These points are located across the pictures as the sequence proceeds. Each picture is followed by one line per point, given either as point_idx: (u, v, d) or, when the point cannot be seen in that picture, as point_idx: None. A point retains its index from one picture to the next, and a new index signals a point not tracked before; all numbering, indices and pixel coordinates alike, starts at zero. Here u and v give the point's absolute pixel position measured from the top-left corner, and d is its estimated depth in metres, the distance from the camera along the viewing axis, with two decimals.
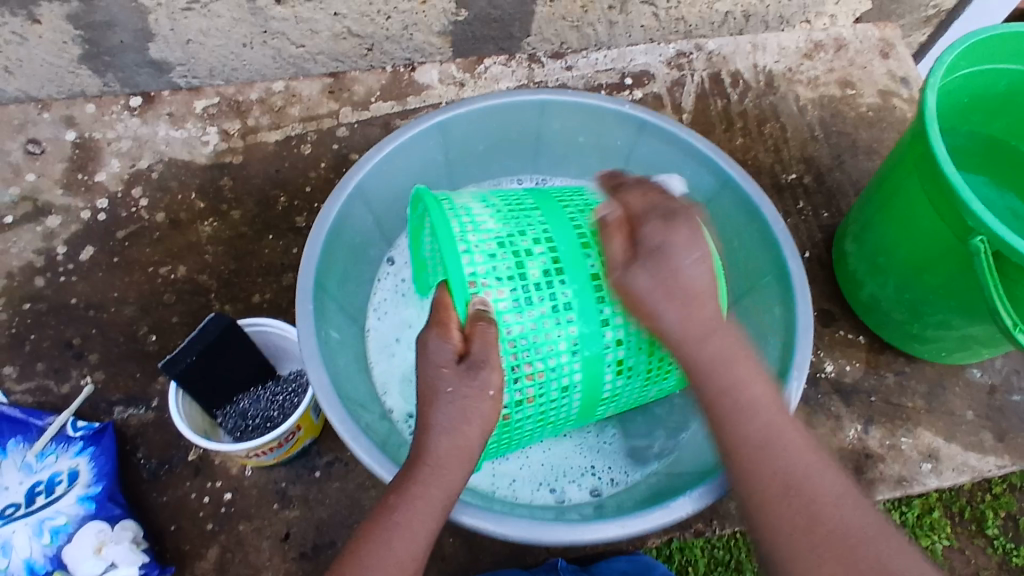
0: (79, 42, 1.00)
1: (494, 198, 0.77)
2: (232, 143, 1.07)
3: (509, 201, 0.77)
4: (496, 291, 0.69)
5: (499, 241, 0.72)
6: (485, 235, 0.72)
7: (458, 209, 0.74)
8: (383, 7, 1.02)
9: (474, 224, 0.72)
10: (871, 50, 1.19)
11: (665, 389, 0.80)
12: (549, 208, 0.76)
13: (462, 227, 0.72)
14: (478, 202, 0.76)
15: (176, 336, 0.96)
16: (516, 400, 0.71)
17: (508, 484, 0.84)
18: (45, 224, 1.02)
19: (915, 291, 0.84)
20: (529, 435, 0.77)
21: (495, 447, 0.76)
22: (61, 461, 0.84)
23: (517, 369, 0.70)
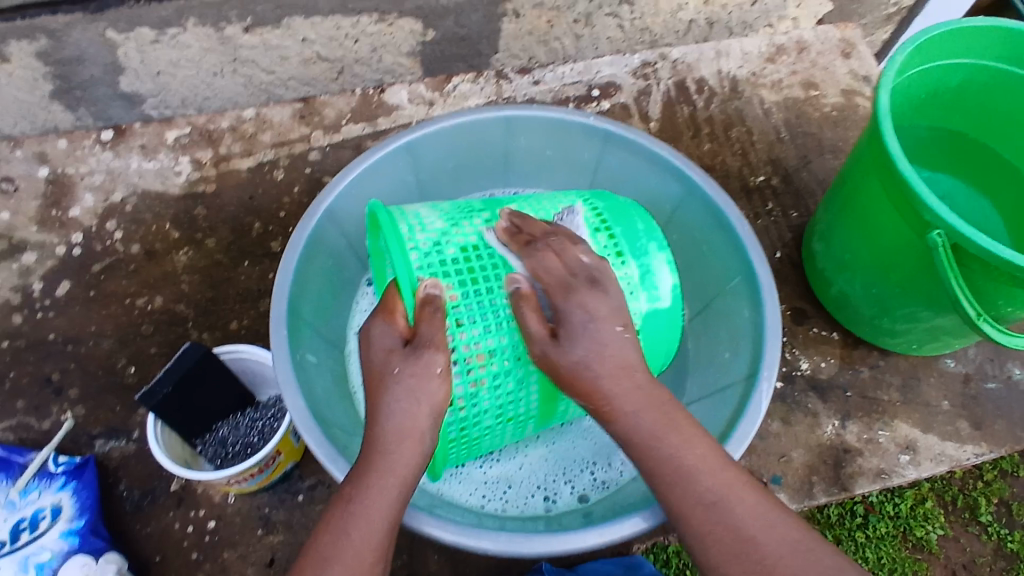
0: (50, 78, 1.00)
1: (444, 205, 0.78)
2: (205, 171, 1.08)
3: (458, 206, 0.77)
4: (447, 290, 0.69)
5: (445, 239, 0.72)
6: (431, 234, 0.72)
7: (407, 213, 0.74)
8: (350, 31, 1.03)
9: (423, 225, 0.73)
10: (832, 51, 1.21)
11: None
12: (498, 212, 0.76)
13: (410, 228, 0.72)
14: (426, 207, 0.76)
15: (155, 366, 0.96)
16: (470, 394, 0.70)
17: (501, 493, 0.84)
18: (20, 261, 1.02)
19: (883, 287, 0.85)
20: (489, 436, 0.75)
21: (456, 454, 0.75)
22: (44, 496, 0.84)
23: (469, 370, 0.69)
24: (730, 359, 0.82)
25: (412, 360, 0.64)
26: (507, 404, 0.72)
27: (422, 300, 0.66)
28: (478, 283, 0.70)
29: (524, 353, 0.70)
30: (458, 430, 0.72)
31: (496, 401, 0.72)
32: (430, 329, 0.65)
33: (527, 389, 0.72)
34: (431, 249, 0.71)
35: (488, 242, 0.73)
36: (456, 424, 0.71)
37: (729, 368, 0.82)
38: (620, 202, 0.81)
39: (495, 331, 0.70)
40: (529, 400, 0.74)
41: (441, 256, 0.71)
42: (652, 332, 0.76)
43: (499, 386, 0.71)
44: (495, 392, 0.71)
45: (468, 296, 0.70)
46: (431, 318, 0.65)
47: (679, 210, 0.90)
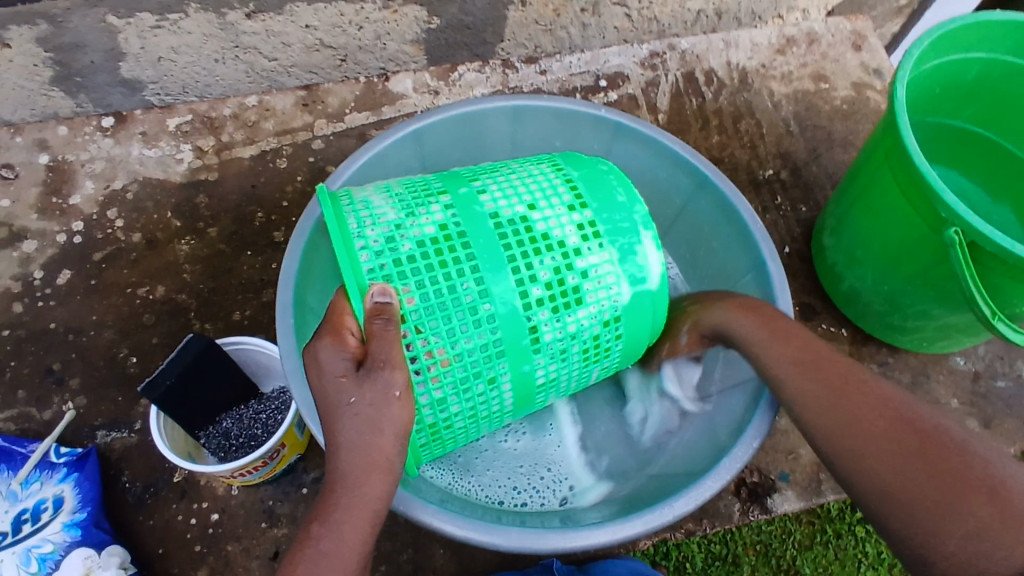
0: (50, 64, 0.99)
1: (398, 187, 0.73)
2: (207, 159, 1.06)
3: (412, 188, 0.73)
4: (403, 291, 0.66)
5: (400, 231, 0.68)
6: (383, 227, 0.68)
7: (357, 203, 0.70)
8: (354, 17, 1.02)
9: (374, 218, 0.69)
10: (842, 43, 1.20)
11: (610, 368, 0.79)
12: (457, 192, 0.72)
13: (360, 223, 0.68)
14: (379, 193, 0.72)
15: (157, 357, 0.95)
16: (436, 399, 0.68)
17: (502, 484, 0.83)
18: (20, 249, 1.01)
19: (895, 284, 0.84)
20: (467, 432, 0.74)
21: (431, 453, 0.73)
22: (46, 488, 0.83)
23: (433, 373, 0.67)
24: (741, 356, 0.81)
25: (369, 386, 0.59)
26: (479, 404, 0.71)
27: (374, 312, 0.59)
28: (437, 278, 0.67)
29: (493, 349, 0.68)
30: (428, 435, 0.70)
31: (467, 404, 0.70)
32: (383, 345, 0.59)
33: (499, 386, 0.71)
34: (381, 244, 0.67)
35: (448, 231, 0.69)
36: (424, 432, 0.69)
37: (738, 363, 0.80)
38: (600, 175, 0.76)
39: (459, 333, 0.67)
40: (501, 396, 0.72)
41: (392, 250, 0.67)
42: (634, 320, 0.75)
43: (467, 386, 0.69)
44: (464, 394, 0.69)
45: (426, 293, 0.67)
46: (381, 334, 0.59)
47: (689, 204, 0.89)
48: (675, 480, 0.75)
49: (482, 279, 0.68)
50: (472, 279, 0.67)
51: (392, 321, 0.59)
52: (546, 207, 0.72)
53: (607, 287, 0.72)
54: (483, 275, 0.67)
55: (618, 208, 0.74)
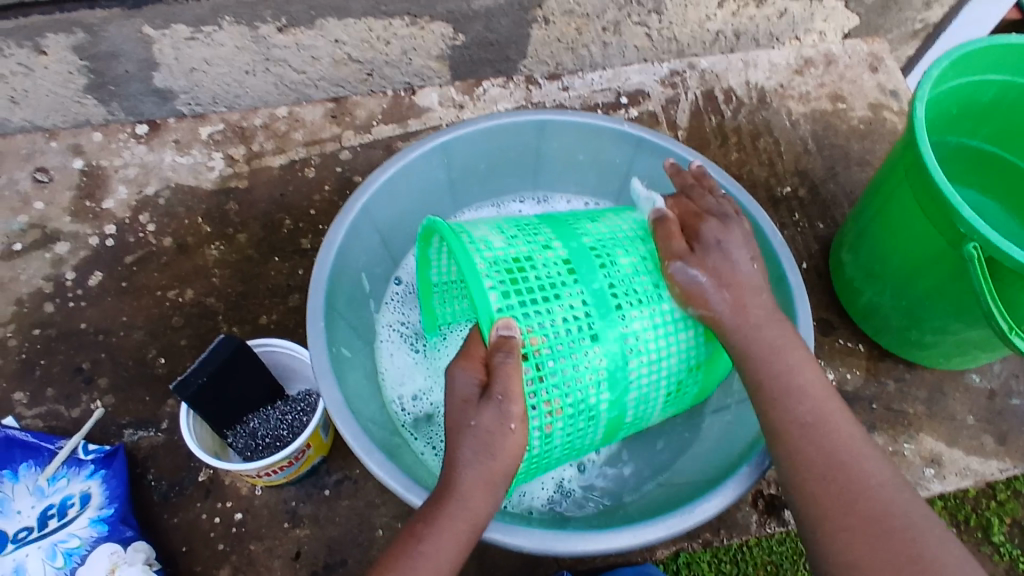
0: (85, 72, 1.02)
1: (511, 228, 0.77)
2: (237, 168, 1.09)
3: (523, 230, 0.77)
4: (524, 326, 0.68)
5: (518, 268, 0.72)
6: (502, 262, 0.72)
7: (476, 241, 0.73)
8: (383, 33, 1.05)
9: (495, 256, 0.72)
10: (859, 65, 1.22)
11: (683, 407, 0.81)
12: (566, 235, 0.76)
13: (484, 260, 0.71)
14: (494, 233, 0.76)
15: (185, 358, 0.97)
16: (542, 433, 0.69)
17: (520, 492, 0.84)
18: (53, 251, 1.03)
19: (913, 299, 0.85)
20: (556, 462, 0.75)
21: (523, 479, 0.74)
22: (73, 484, 0.85)
23: (547, 405, 0.68)
24: None
25: (472, 400, 0.64)
26: (576, 437, 0.72)
27: (496, 344, 0.65)
28: (557, 315, 0.70)
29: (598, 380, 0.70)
30: (530, 465, 0.71)
31: (567, 435, 0.71)
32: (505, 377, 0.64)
33: (597, 420, 0.72)
34: (505, 280, 0.70)
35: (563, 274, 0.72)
36: (529, 461, 0.70)
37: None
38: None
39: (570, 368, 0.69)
40: (597, 430, 0.74)
41: (513, 284, 0.70)
42: (712, 362, 0.77)
43: (571, 420, 0.70)
44: (568, 424, 0.70)
45: (545, 327, 0.69)
46: (500, 365, 0.64)
47: None
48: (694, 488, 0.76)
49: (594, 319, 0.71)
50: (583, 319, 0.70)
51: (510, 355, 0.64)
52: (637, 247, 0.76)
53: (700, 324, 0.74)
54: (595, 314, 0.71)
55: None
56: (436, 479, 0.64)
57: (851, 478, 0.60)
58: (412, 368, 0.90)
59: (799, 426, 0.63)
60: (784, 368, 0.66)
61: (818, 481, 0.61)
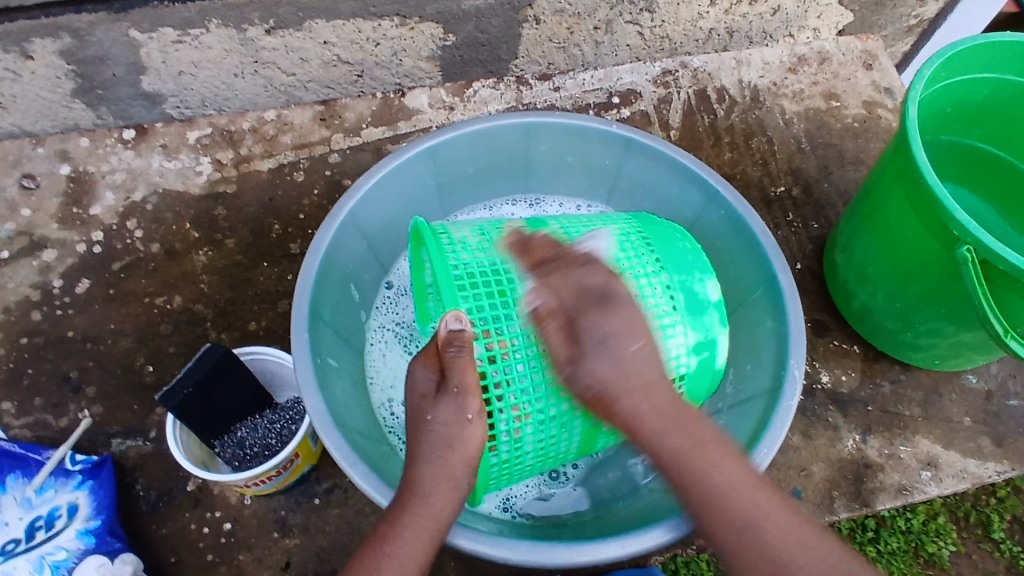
0: (72, 77, 1.01)
1: (493, 231, 0.78)
2: (226, 172, 1.08)
3: (504, 232, 0.78)
4: (495, 336, 0.69)
5: (494, 271, 0.73)
6: (477, 266, 0.73)
7: (456, 243, 0.75)
8: (371, 34, 1.04)
9: (470, 256, 0.74)
10: (853, 62, 1.21)
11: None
12: (548, 242, 0.76)
13: (460, 265, 0.72)
14: (475, 234, 0.76)
15: (173, 366, 0.96)
16: (510, 438, 0.70)
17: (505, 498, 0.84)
18: (41, 258, 1.02)
19: (907, 301, 0.84)
20: (531, 469, 0.76)
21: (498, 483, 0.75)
22: (61, 495, 0.84)
23: (515, 410, 0.69)
24: (751, 371, 0.82)
25: (455, 406, 0.64)
26: (550, 444, 0.73)
27: (447, 339, 0.65)
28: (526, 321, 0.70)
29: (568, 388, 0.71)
30: (499, 470, 0.72)
31: (539, 441, 0.72)
32: (458, 371, 0.65)
33: (570, 427, 0.73)
34: (477, 284, 0.72)
35: None
36: (498, 466, 0.71)
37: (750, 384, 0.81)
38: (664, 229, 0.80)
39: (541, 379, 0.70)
40: (570, 438, 0.74)
41: (484, 288, 0.71)
42: (696, 376, 0.76)
43: (543, 428, 0.71)
44: (539, 431, 0.71)
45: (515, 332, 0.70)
46: (453, 361, 0.64)
47: (699, 219, 0.90)
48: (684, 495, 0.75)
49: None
50: None
51: (462, 348, 0.65)
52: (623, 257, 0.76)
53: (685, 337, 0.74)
54: None
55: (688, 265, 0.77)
56: (424, 492, 0.63)
57: (760, 533, 0.59)
58: (401, 368, 0.89)
59: (755, 537, 0.59)
60: (706, 468, 0.61)
61: (751, 566, 0.59)
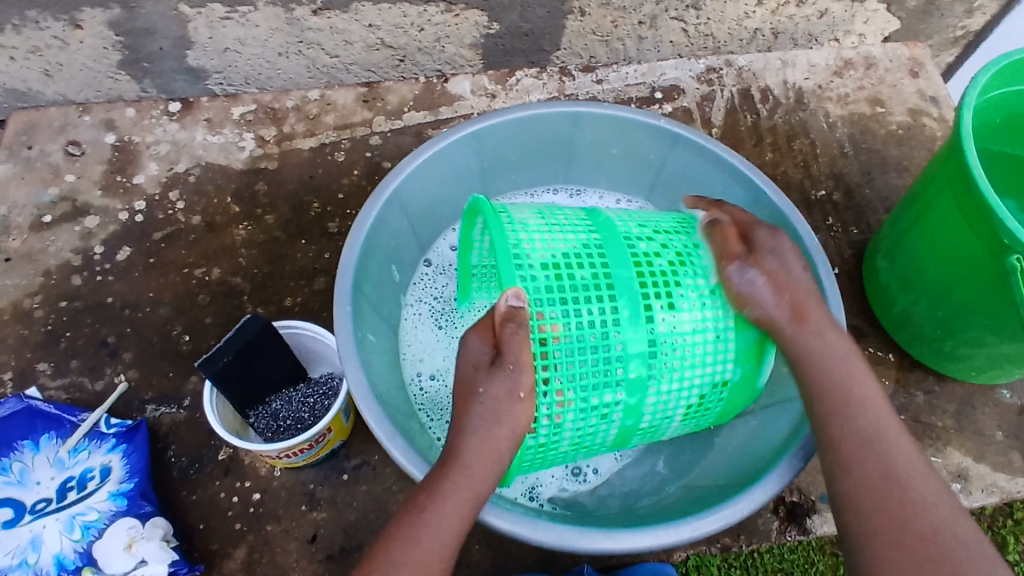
0: (119, 47, 1.03)
1: (549, 216, 0.78)
2: (268, 149, 1.09)
3: (561, 219, 0.78)
4: (548, 320, 0.70)
5: (553, 257, 0.73)
6: (535, 247, 0.73)
7: (514, 223, 0.75)
8: (417, 19, 1.05)
9: (528, 235, 0.74)
10: (900, 69, 1.19)
11: (703, 424, 0.80)
12: (604, 231, 0.76)
13: (519, 245, 0.73)
14: (532, 217, 0.77)
15: (209, 336, 0.97)
16: (550, 425, 0.70)
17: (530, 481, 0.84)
18: (82, 224, 1.04)
19: (949, 309, 0.83)
20: (563, 457, 0.76)
21: (527, 467, 0.75)
22: (94, 457, 0.85)
23: (558, 395, 0.69)
24: (791, 372, 0.82)
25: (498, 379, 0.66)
26: (586, 434, 0.73)
27: (506, 314, 0.66)
28: (581, 304, 0.70)
29: (610, 379, 0.70)
30: (534, 453, 0.72)
31: (578, 430, 0.72)
32: (513, 348, 0.66)
33: (610, 418, 0.72)
34: (536, 268, 0.72)
35: (596, 269, 0.73)
36: (534, 449, 0.71)
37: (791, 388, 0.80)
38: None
39: (589, 366, 0.70)
40: (608, 430, 0.74)
41: (544, 272, 0.72)
42: (739, 386, 0.76)
43: (583, 415, 0.71)
44: (579, 417, 0.71)
45: (568, 316, 0.70)
46: (511, 337, 0.66)
47: None
48: (717, 491, 0.75)
49: (618, 320, 0.70)
50: (608, 319, 0.70)
51: (521, 326, 0.66)
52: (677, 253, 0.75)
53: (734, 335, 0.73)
54: (619, 313, 0.71)
55: None
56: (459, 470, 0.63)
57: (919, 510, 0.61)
58: (434, 345, 0.89)
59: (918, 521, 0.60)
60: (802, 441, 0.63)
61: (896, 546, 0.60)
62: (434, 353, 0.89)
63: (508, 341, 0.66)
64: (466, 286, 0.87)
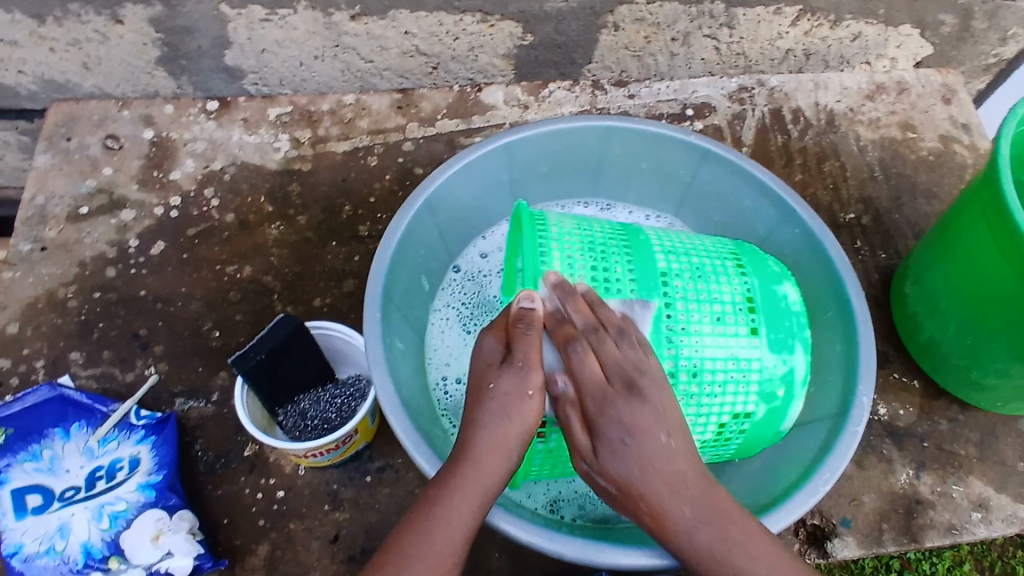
0: (159, 45, 1.05)
1: (590, 231, 0.79)
2: (302, 150, 1.10)
3: (602, 236, 0.79)
4: None
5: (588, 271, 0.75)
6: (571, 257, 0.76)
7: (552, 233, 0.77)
8: (453, 28, 1.06)
9: (564, 246, 0.76)
10: (932, 95, 1.20)
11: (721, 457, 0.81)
12: (643, 252, 0.78)
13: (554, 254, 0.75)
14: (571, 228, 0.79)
15: (239, 333, 0.98)
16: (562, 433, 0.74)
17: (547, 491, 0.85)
18: (118, 217, 1.06)
19: (977, 338, 0.83)
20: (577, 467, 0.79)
21: (540, 469, 0.78)
22: (123, 447, 0.87)
23: None
24: (816, 394, 0.82)
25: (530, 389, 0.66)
26: None
27: (518, 316, 0.68)
28: None
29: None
30: (543, 457, 0.76)
31: None
32: (522, 347, 0.68)
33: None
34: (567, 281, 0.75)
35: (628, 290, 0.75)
36: (543, 452, 0.75)
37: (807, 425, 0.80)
38: (760, 258, 0.82)
39: None
40: None
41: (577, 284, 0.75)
42: (763, 423, 0.77)
43: None
44: None
45: None
46: (522, 337, 0.68)
47: (773, 234, 0.90)
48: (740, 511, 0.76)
49: None
50: None
51: (530, 328, 0.68)
52: (716, 279, 0.77)
53: (763, 371, 0.75)
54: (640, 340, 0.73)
55: (776, 302, 0.78)
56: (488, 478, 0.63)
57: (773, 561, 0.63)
58: (460, 351, 0.90)
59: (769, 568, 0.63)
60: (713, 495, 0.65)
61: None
62: (460, 359, 0.90)
63: (519, 341, 0.68)
64: (510, 285, 0.80)
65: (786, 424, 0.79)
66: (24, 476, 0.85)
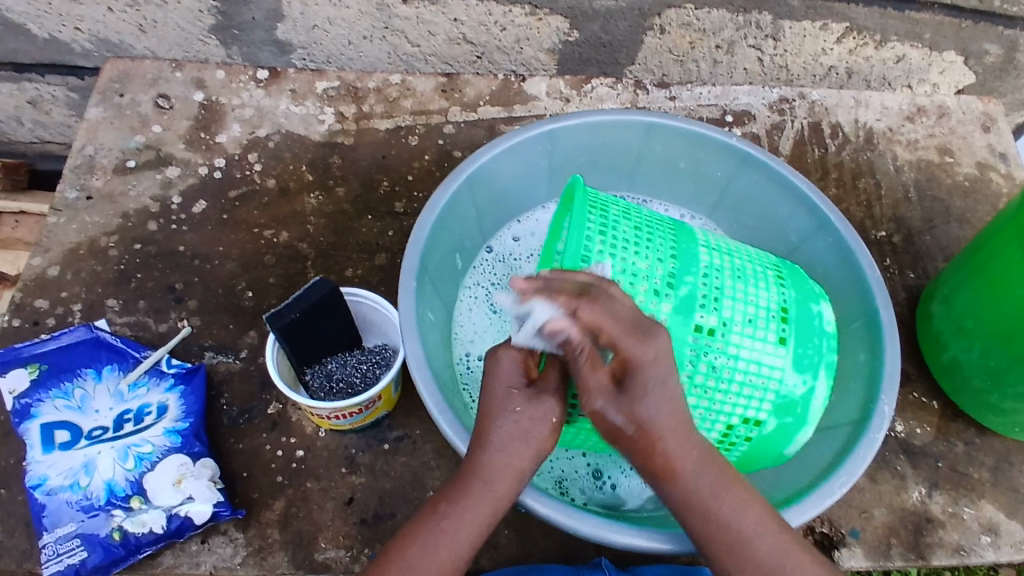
0: (213, 12, 1.10)
1: (636, 218, 0.80)
2: (346, 125, 1.13)
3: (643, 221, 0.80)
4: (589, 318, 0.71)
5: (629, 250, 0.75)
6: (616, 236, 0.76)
7: (600, 211, 0.77)
8: (500, 18, 1.09)
9: (609, 223, 0.77)
10: (972, 122, 1.19)
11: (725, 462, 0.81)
12: (686, 245, 0.79)
13: (598, 227, 0.75)
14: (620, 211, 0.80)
15: (271, 295, 1.00)
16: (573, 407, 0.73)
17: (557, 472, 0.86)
18: (163, 173, 1.09)
19: (1001, 361, 0.84)
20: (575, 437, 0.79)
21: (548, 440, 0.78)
22: (152, 394, 0.89)
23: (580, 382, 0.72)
24: (836, 401, 0.83)
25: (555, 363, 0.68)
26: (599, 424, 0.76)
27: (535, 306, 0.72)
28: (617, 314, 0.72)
29: None
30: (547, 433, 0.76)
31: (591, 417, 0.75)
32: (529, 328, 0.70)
33: None
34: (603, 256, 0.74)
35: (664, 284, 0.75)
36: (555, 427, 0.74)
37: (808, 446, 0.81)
38: (801, 279, 0.84)
39: None
40: None
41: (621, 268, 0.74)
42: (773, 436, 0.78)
43: None
44: None
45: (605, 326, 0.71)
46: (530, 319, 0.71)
47: (805, 242, 0.91)
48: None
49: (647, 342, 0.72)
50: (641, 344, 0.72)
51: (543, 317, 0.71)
52: (756, 284, 0.78)
53: (781, 387, 0.76)
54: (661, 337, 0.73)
55: (809, 316, 0.79)
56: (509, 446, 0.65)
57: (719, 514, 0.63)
58: (486, 329, 0.92)
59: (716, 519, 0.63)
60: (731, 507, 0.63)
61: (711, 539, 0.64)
62: (486, 338, 0.91)
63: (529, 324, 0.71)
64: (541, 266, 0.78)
65: (792, 449, 0.80)
66: (53, 412, 0.87)
